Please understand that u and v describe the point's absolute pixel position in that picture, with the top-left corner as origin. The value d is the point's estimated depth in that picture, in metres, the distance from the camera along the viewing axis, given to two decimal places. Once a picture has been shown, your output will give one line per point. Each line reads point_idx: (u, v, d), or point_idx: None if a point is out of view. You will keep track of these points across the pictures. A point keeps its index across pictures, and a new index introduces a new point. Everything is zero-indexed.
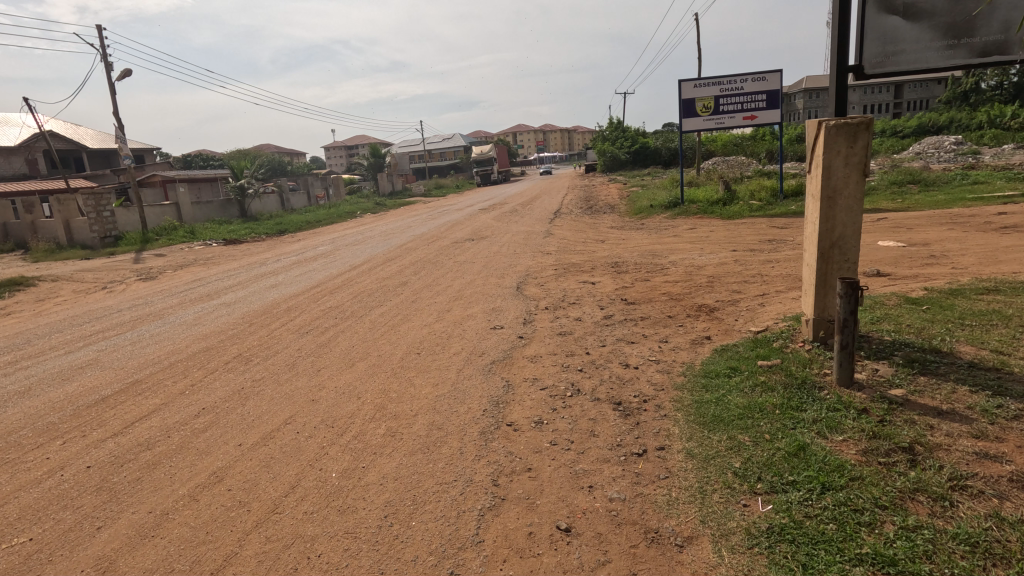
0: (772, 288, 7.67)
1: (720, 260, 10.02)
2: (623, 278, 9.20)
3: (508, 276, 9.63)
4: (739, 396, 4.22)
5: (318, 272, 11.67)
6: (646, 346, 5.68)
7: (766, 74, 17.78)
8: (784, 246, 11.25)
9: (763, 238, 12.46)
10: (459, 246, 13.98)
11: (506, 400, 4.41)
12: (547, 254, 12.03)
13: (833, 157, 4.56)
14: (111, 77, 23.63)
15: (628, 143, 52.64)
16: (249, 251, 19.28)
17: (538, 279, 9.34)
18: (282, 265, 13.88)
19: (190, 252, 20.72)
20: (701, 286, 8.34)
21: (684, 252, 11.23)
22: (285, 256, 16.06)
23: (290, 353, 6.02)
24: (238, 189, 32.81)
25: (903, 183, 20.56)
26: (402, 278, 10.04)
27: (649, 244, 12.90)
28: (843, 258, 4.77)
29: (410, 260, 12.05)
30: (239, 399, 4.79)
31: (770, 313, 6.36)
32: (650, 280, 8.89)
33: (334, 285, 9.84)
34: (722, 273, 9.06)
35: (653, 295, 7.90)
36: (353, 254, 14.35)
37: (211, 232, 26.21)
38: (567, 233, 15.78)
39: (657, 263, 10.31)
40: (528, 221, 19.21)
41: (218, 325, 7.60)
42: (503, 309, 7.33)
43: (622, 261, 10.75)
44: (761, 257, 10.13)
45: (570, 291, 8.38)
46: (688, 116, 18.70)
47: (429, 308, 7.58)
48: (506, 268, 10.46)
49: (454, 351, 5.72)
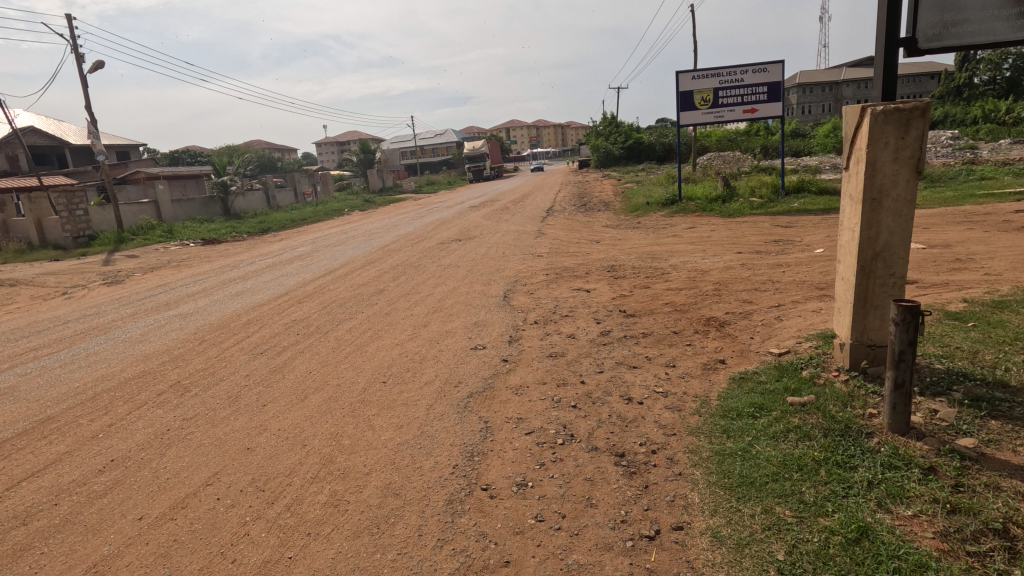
0: (788, 298, 6.87)
1: (726, 265, 9.22)
2: (621, 285, 8.39)
3: (495, 283, 8.78)
4: (770, 446, 3.41)
5: (292, 277, 10.80)
6: (651, 372, 4.87)
7: (767, 65, 17.04)
8: (793, 247, 10.49)
9: (769, 239, 11.67)
10: (444, 247, 13.11)
11: (483, 452, 3.59)
12: (539, 256, 11.23)
13: (880, 151, 3.75)
14: (82, 69, 22.54)
15: (622, 138, 51.79)
16: (226, 252, 18.35)
17: (528, 286, 8.52)
18: (255, 269, 12.97)
19: (165, 253, 19.77)
20: (708, 294, 7.55)
21: (686, 254, 10.43)
22: (261, 258, 15.16)
23: (236, 382, 5.16)
24: (220, 186, 31.75)
25: None
26: (380, 285, 9.20)
27: (647, 244, 12.09)
28: (888, 272, 3.97)
29: (391, 264, 11.20)
30: (158, 447, 3.93)
31: (791, 331, 5.56)
32: (651, 288, 8.09)
33: (304, 294, 8.98)
34: (729, 279, 8.26)
35: (654, 306, 7.10)
36: (332, 256, 13.46)
37: (190, 231, 25.22)
38: (560, 232, 14.97)
39: (658, 267, 9.51)
40: (519, 219, 18.35)
41: (165, 343, 6.72)
42: (487, 323, 6.50)
43: (619, 265, 9.93)
44: (770, 260, 9.36)
45: (563, 301, 7.56)
46: (686, 109, 17.88)
47: (403, 323, 6.73)
48: (493, 273, 9.62)
49: (426, 379, 4.88)
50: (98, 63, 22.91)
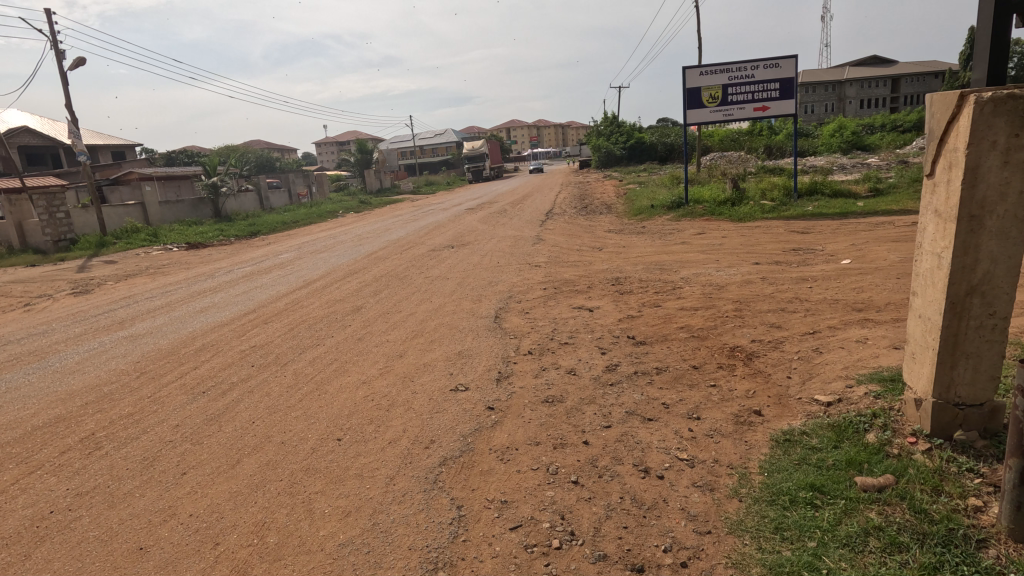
0: (823, 323, 5.92)
1: (744, 278, 8.27)
2: (628, 303, 7.44)
3: (486, 299, 7.82)
4: (847, 562, 2.46)
5: (266, 290, 9.86)
6: (671, 427, 3.92)
7: (779, 60, 16.08)
8: (816, 257, 9.54)
9: (787, 248, 10.71)
10: (434, 255, 12.17)
11: (451, 564, 2.65)
12: (536, 266, 10.30)
13: (984, 154, 2.82)
14: (63, 66, 21.62)
15: (623, 138, 50.85)
16: (209, 258, 17.43)
17: (522, 304, 7.56)
18: (231, 278, 12.04)
19: (146, 258, 18.83)
20: (728, 315, 6.59)
21: (698, 265, 9.48)
22: (242, 265, 14.20)
23: (159, 435, 4.20)
24: (210, 188, 30.82)
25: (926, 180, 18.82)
26: (359, 301, 8.26)
27: (654, 253, 11.12)
28: (986, 312, 3.02)
29: (375, 275, 10.26)
30: (26, 544, 2.99)
31: (836, 370, 4.60)
32: (662, 306, 7.14)
33: (274, 311, 8.03)
34: (750, 296, 7.30)
35: (666, 330, 6.16)
36: (314, 265, 12.50)
37: (176, 235, 24.31)
38: (560, 238, 14.02)
39: (667, 281, 8.55)
40: (516, 223, 17.39)
41: (98, 375, 5.78)
42: (472, 354, 5.54)
43: (625, 278, 8.97)
44: (794, 273, 8.41)
45: (561, 323, 6.61)
46: (693, 107, 16.92)
47: (376, 352, 5.77)
48: (485, 286, 8.66)
49: (391, 436, 3.93)
50: (81, 61, 21.99)
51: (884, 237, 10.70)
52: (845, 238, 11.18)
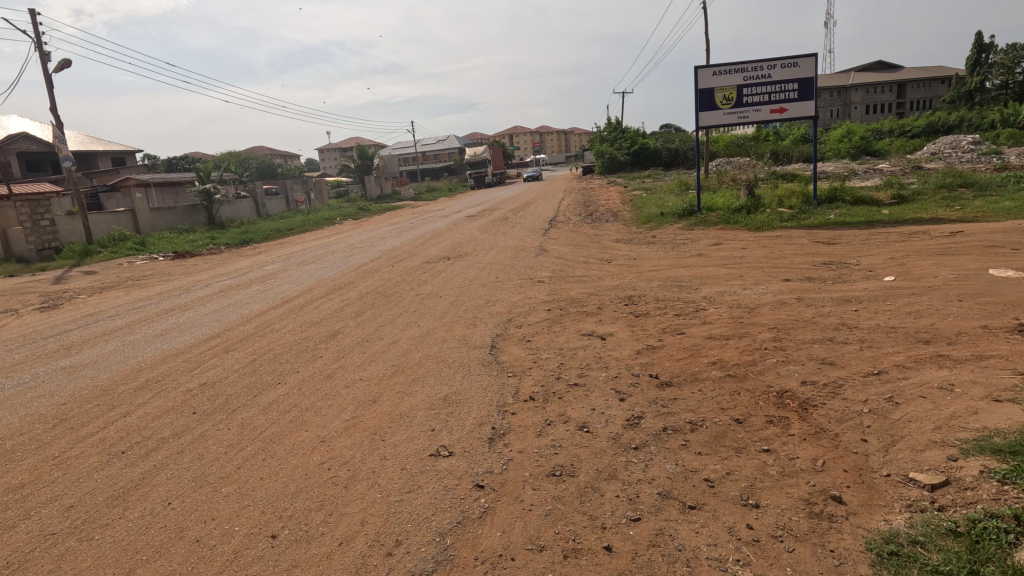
0: (887, 360, 4.90)
1: (776, 299, 7.24)
2: (646, 330, 6.41)
3: (480, 324, 6.80)
4: None
5: (239, 309, 8.86)
6: (722, 522, 2.89)
7: (798, 58, 15.10)
8: (852, 273, 8.54)
9: (817, 261, 9.68)
10: (428, 269, 11.20)
11: None
12: (540, 281, 9.31)
13: None
14: (48, 68, 20.81)
15: (627, 143, 50.05)
16: (193, 269, 16.49)
17: (523, 330, 6.55)
18: (207, 293, 11.05)
19: (128, 269, 17.88)
20: (768, 345, 5.57)
21: (721, 281, 8.46)
22: (223, 278, 13.22)
23: (44, 523, 3.20)
24: (204, 194, 29.91)
25: (952, 186, 17.81)
26: (338, 324, 7.26)
27: (668, 266, 10.13)
28: None
29: (360, 292, 9.26)
30: None
31: (925, 432, 3.57)
32: (686, 334, 6.13)
33: (239, 336, 7.03)
34: (787, 322, 6.28)
35: (695, 367, 5.15)
36: (298, 279, 11.51)
37: (164, 243, 23.39)
38: (564, 248, 13.04)
39: (688, 302, 7.52)
40: (518, 232, 16.41)
41: (10, 423, 4.77)
42: (462, 400, 4.53)
43: (639, 297, 7.94)
44: (833, 292, 7.39)
45: (569, 355, 5.60)
46: (706, 109, 15.97)
47: (344, 396, 4.76)
48: (481, 307, 7.65)
49: (345, 533, 2.92)
50: (66, 63, 21.15)
51: (924, 249, 9.67)
52: (878, 250, 10.17)
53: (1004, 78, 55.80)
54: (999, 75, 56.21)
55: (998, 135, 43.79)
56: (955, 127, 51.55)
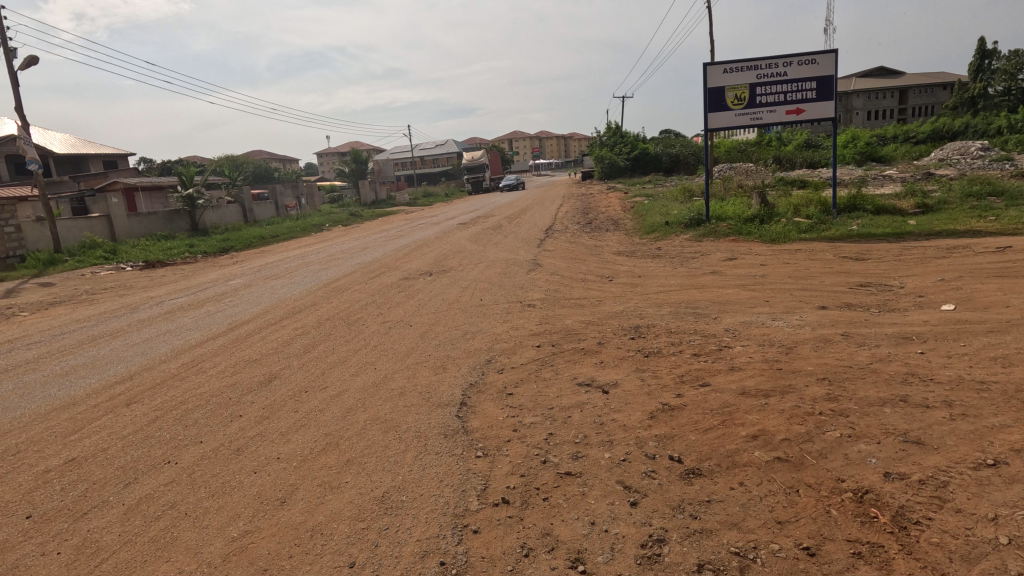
0: (999, 439, 3.56)
1: (817, 335, 5.90)
2: (660, 379, 5.06)
3: (451, 369, 5.45)
4: None
5: (175, 338, 7.49)
6: None
7: (817, 54, 13.82)
8: (899, 299, 7.21)
9: (851, 282, 8.35)
10: (405, 287, 9.87)
11: None
12: (530, 305, 8.00)
13: None
14: (12, 65, 19.47)
15: (627, 149, 48.95)
16: (157, 281, 15.13)
17: (505, 377, 5.22)
18: (152, 313, 9.68)
19: (89, 281, 16.50)
20: (823, 409, 4.21)
21: (745, 308, 7.12)
22: (180, 294, 11.86)
23: None
24: (187, 199, 28.56)
25: (980, 194, 16.51)
26: (280, 364, 5.91)
27: (679, 286, 8.83)
28: None
29: (321, 318, 7.93)
30: None
31: None
32: (711, 386, 4.80)
33: (153, 381, 5.65)
34: (840, 371, 4.93)
35: (730, 443, 3.81)
36: (258, 297, 10.17)
37: (137, 251, 21.99)
38: (560, 262, 11.74)
39: (707, 337, 6.19)
40: (510, 243, 15.10)
41: None
42: (406, 504, 3.20)
43: (648, 330, 6.59)
44: (886, 326, 6.07)
45: (561, 421, 4.26)
46: (715, 109, 14.69)
47: (243, 490, 3.41)
48: (457, 342, 6.32)
49: None
50: (33, 60, 19.82)
51: (975, 268, 8.33)
52: (919, 269, 8.85)
53: (1007, 85, 54.89)
54: (1003, 81, 55.36)
55: (1006, 141, 42.63)
56: (960, 133, 50.46)
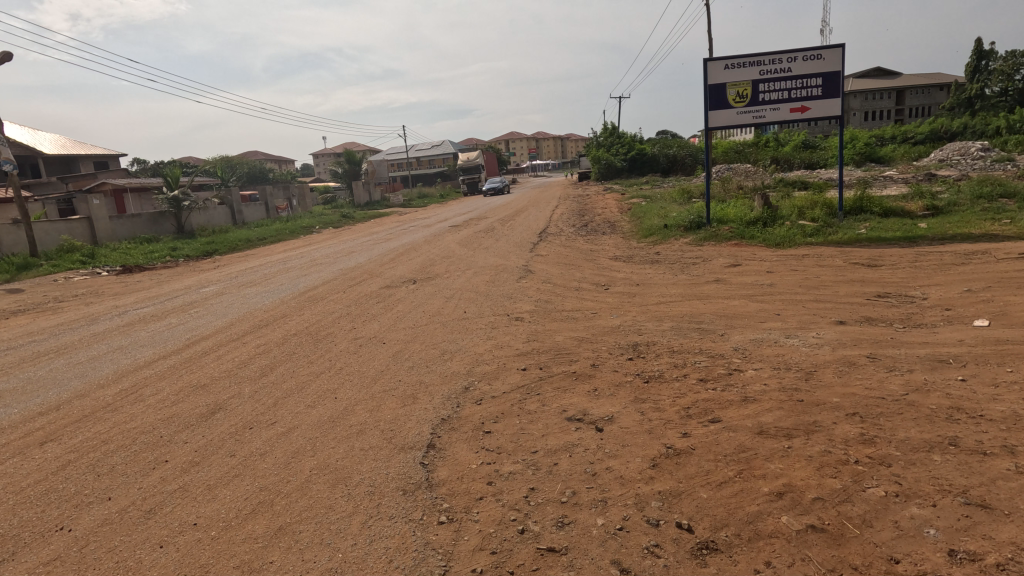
0: None
1: (840, 358, 5.20)
2: (662, 413, 4.36)
3: (422, 399, 4.74)
4: None
5: (124, 356, 6.75)
6: None
7: (823, 49, 13.18)
8: (924, 313, 6.53)
9: (868, 293, 7.68)
10: (386, 296, 9.16)
11: None
12: (518, 318, 7.29)
13: None
14: None
15: (623, 149, 48.25)
16: (131, 288, 14.36)
17: (484, 410, 4.51)
18: (111, 325, 8.94)
19: (60, 287, 15.70)
20: (859, 457, 3.51)
21: (754, 323, 6.43)
22: (148, 303, 11.11)
23: None
24: (172, 201, 27.72)
25: (991, 196, 15.89)
26: (228, 392, 5.17)
27: (681, 296, 8.13)
28: None
29: (288, 333, 7.19)
30: None
31: None
32: (723, 424, 4.09)
33: (80, 413, 4.91)
34: (872, 404, 4.24)
35: (750, 504, 3.10)
36: (228, 307, 9.43)
37: (117, 255, 21.16)
38: (553, 268, 11.03)
39: (714, 358, 5.50)
40: (502, 247, 14.42)
41: None
42: None
43: (648, 349, 5.89)
44: (916, 346, 5.38)
45: (545, 471, 3.55)
46: (717, 107, 14.00)
47: None
48: (435, 364, 5.61)
49: None
50: (6, 55, 19.01)
51: (1000, 277, 7.68)
52: (940, 277, 8.17)
53: (1004, 85, 54.37)
54: (999, 81, 54.91)
55: (1005, 142, 42.11)
56: (958, 134, 49.93)
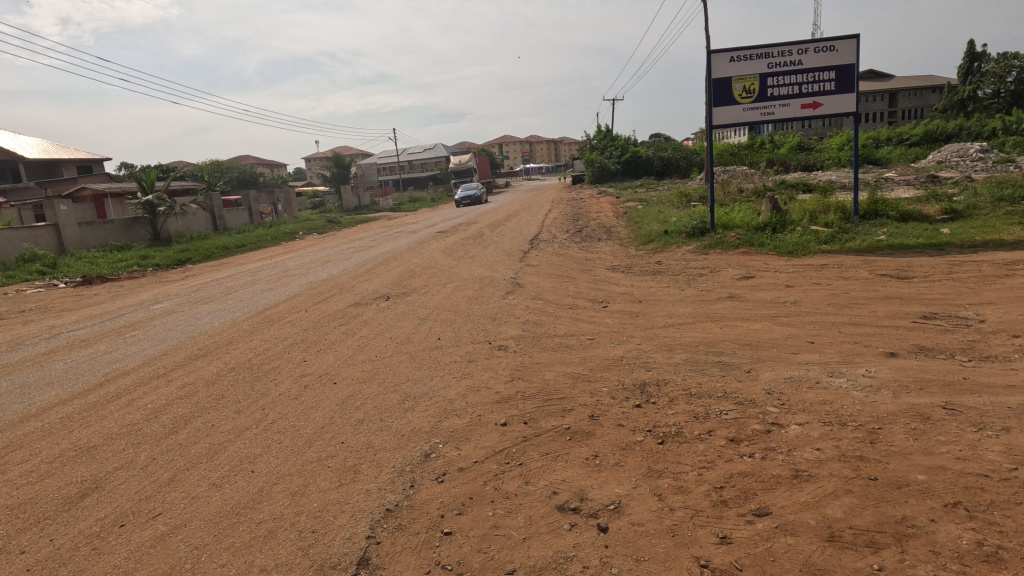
0: None
1: (907, 409, 4.05)
2: (688, 498, 3.20)
3: (365, 474, 3.55)
4: None
5: (19, 400, 5.50)
6: None
7: (837, 40, 12.11)
8: (991, 341, 5.39)
9: (911, 313, 6.55)
10: (352, 317, 7.96)
11: None
12: (502, 347, 6.11)
13: None
14: None
15: (618, 152, 47.37)
16: (83, 303, 13.06)
17: (445, 493, 3.32)
18: (31, 352, 7.68)
19: (8, 301, 14.38)
20: None
21: (785, 356, 5.28)
22: (90, 322, 9.86)
23: None
24: (146, 206, 26.35)
25: (1013, 198, 14.87)
26: (115, 460, 3.95)
27: (692, 317, 6.98)
28: None
29: (223, 368, 5.96)
30: None
31: None
32: (776, 520, 2.93)
33: None
34: (973, 486, 3.10)
35: None
36: (172, 330, 8.20)
37: (81, 264, 19.80)
38: (544, 281, 9.89)
39: (745, 406, 4.34)
40: (489, 256, 13.25)
41: None
42: None
43: (659, 392, 4.72)
44: (1000, 391, 4.24)
45: None
46: (721, 103, 12.91)
47: None
48: (391, 416, 4.41)
49: None
50: None
51: None
52: (988, 293, 7.07)
53: (996, 87, 53.81)
54: (993, 83, 54.33)
55: (1004, 142, 41.29)
56: (954, 135, 49.20)
